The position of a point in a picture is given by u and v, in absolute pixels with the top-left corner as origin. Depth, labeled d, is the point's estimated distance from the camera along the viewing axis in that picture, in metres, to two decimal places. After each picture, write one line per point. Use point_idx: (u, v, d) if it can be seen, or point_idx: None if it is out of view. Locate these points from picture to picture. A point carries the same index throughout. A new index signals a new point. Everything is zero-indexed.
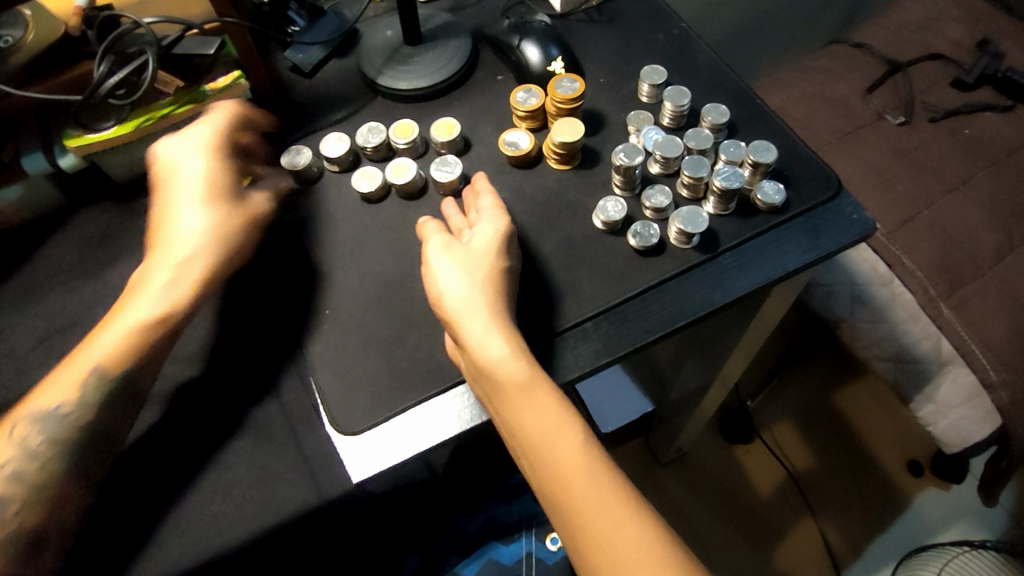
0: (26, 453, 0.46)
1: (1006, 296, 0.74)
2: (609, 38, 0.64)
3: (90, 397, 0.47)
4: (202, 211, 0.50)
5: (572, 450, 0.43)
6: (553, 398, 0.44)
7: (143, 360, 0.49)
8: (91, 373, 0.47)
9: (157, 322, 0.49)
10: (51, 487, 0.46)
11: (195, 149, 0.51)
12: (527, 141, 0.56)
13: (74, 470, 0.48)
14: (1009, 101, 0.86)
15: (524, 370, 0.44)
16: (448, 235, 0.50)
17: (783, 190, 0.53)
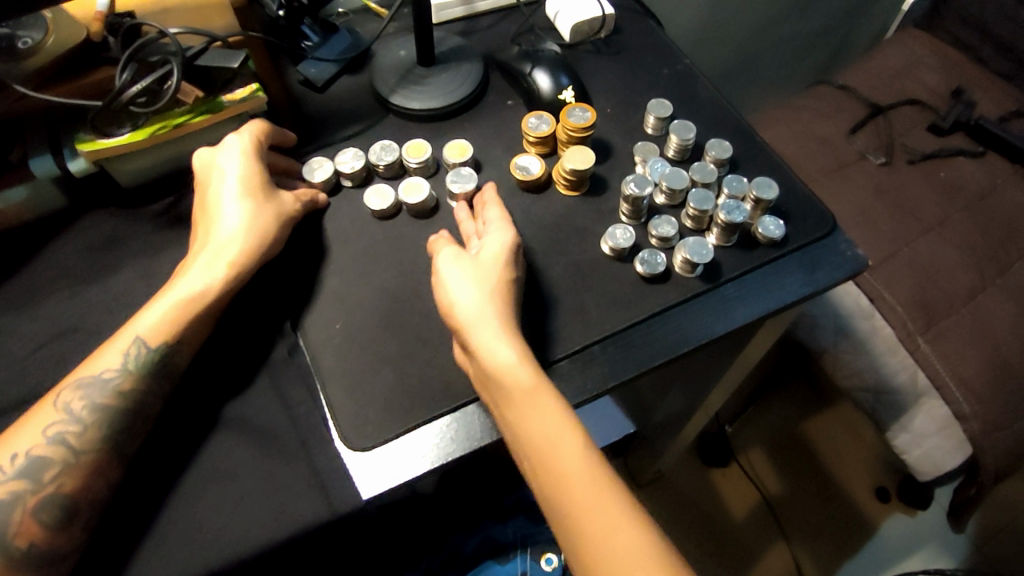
0: (70, 418, 0.48)
1: (978, 332, 0.77)
2: (616, 70, 0.66)
3: (132, 370, 0.49)
4: (241, 204, 0.51)
5: (572, 456, 0.43)
6: (559, 404, 0.45)
7: (185, 339, 0.50)
8: (132, 350, 0.49)
9: (198, 302, 0.50)
10: (89, 453, 0.48)
11: (232, 149, 0.53)
12: (538, 166, 0.58)
13: (114, 442, 0.49)
14: (980, 147, 0.91)
15: (531, 377, 0.45)
16: (457, 247, 0.51)
17: (783, 226, 0.55)
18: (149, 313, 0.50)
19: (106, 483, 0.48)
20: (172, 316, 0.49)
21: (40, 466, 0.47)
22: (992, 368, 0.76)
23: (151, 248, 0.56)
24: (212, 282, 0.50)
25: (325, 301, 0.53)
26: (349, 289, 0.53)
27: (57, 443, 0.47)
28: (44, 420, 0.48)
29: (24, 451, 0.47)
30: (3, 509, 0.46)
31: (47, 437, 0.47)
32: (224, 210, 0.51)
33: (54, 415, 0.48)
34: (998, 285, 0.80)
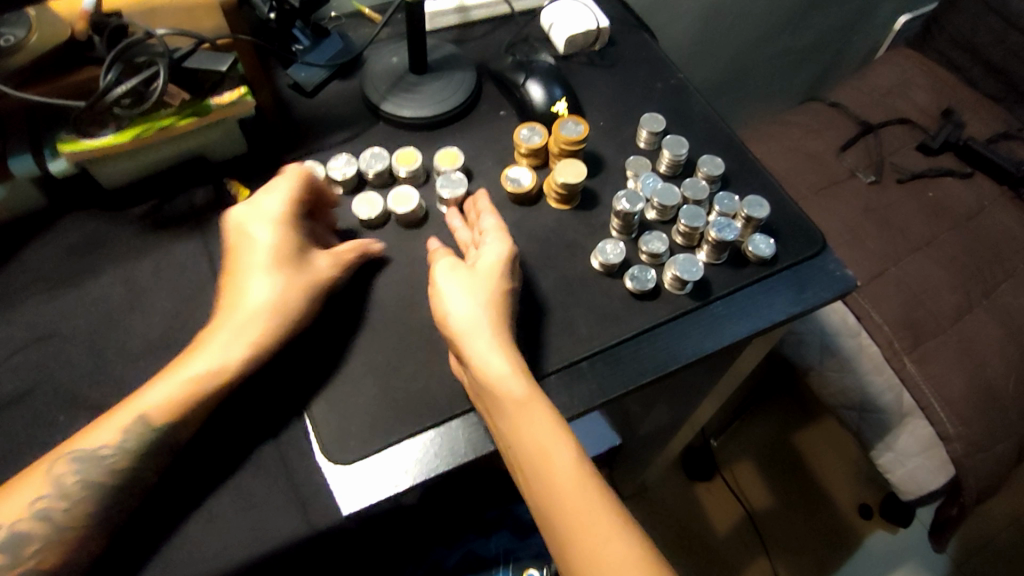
0: (58, 493, 0.45)
1: (964, 353, 0.78)
2: (610, 83, 0.66)
3: (130, 449, 0.46)
4: (268, 277, 0.49)
5: (564, 465, 0.43)
6: (551, 414, 0.45)
7: (190, 420, 0.47)
8: (134, 428, 0.46)
9: (207, 385, 0.47)
10: (74, 530, 0.45)
11: (267, 216, 0.50)
12: (529, 178, 0.57)
13: (100, 519, 0.45)
14: (968, 168, 0.92)
15: (524, 388, 0.45)
16: (455, 258, 0.50)
17: (773, 244, 0.55)
18: (160, 385, 0.47)
19: (87, 562, 0.45)
20: (182, 391, 0.46)
21: (21, 542, 0.44)
22: (976, 389, 0.76)
23: (132, 252, 0.55)
24: (228, 360, 0.47)
25: None
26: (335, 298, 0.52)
27: (42, 519, 0.44)
28: (30, 493, 0.44)
29: (6, 524, 0.44)
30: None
31: (31, 512, 0.44)
32: (249, 281, 0.49)
33: (40, 489, 0.44)
34: (983, 307, 0.81)
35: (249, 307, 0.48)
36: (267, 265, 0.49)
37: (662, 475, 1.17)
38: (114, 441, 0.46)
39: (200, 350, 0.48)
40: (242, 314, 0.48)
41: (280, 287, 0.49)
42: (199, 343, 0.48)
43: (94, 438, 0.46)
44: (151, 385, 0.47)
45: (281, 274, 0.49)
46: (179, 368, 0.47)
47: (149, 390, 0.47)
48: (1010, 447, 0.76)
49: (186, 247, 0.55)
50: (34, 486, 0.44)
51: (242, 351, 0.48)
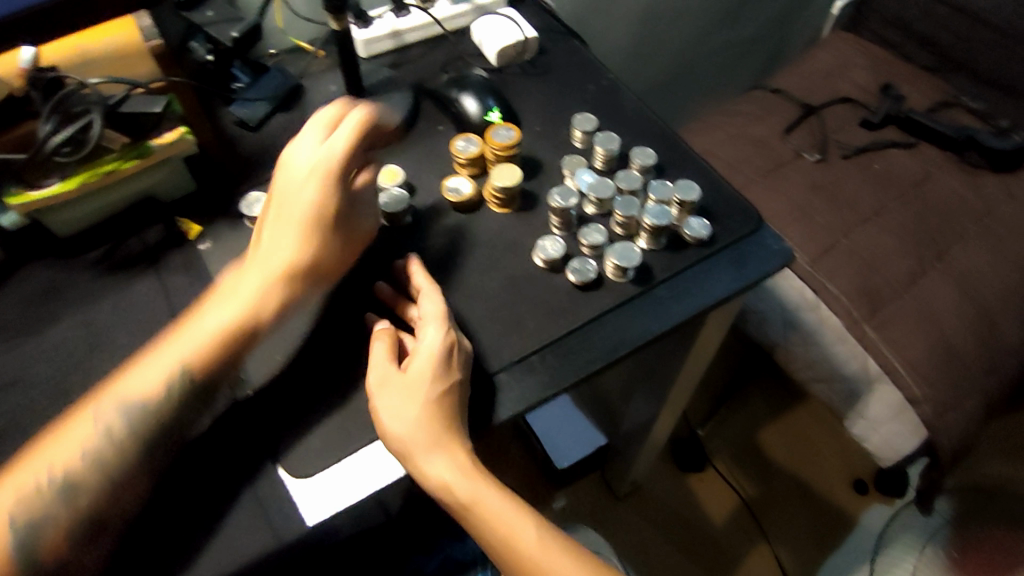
0: (111, 434, 0.45)
1: (922, 317, 0.79)
2: (542, 89, 0.68)
3: (178, 389, 0.47)
4: (302, 231, 0.49)
5: (531, 541, 0.47)
6: (506, 502, 0.48)
7: (228, 361, 0.48)
8: (183, 369, 0.47)
9: (234, 331, 0.48)
10: (127, 468, 0.45)
11: (308, 186, 0.49)
12: (468, 187, 0.59)
13: (149, 458, 0.46)
14: (912, 138, 0.94)
15: (474, 487, 0.47)
16: (390, 359, 0.49)
17: (708, 225, 0.57)
18: (201, 325, 0.48)
19: (136, 502, 0.46)
20: (220, 328, 0.48)
21: (78, 487, 0.44)
22: (937, 350, 0.77)
23: (89, 295, 0.57)
24: (257, 308, 0.49)
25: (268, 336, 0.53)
26: None
27: (93, 464, 0.45)
28: (85, 439, 0.45)
29: (61, 475, 0.44)
30: (30, 520, 0.43)
31: (84, 457, 0.45)
32: (284, 241, 0.49)
33: (92, 436, 0.45)
34: (937, 269, 0.82)
35: (278, 266, 0.49)
36: (299, 229, 0.49)
37: (654, 471, 1.17)
38: (163, 384, 0.47)
39: (233, 298, 0.49)
40: (272, 267, 0.49)
41: (312, 243, 0.50)
42: (229, 287, 0.50)
43: (146, 372, 0.47)
44: (194, 326, 0.49)
45: (309, 239, 0.50)
46: (215, 309, 0.49)
47: (189, 331, 0.49)
48: (978, 402, 0.78)
49: (142, 285, 0.57)
50: (88, 432, 0.45)
51: (271, 302, 0.49)
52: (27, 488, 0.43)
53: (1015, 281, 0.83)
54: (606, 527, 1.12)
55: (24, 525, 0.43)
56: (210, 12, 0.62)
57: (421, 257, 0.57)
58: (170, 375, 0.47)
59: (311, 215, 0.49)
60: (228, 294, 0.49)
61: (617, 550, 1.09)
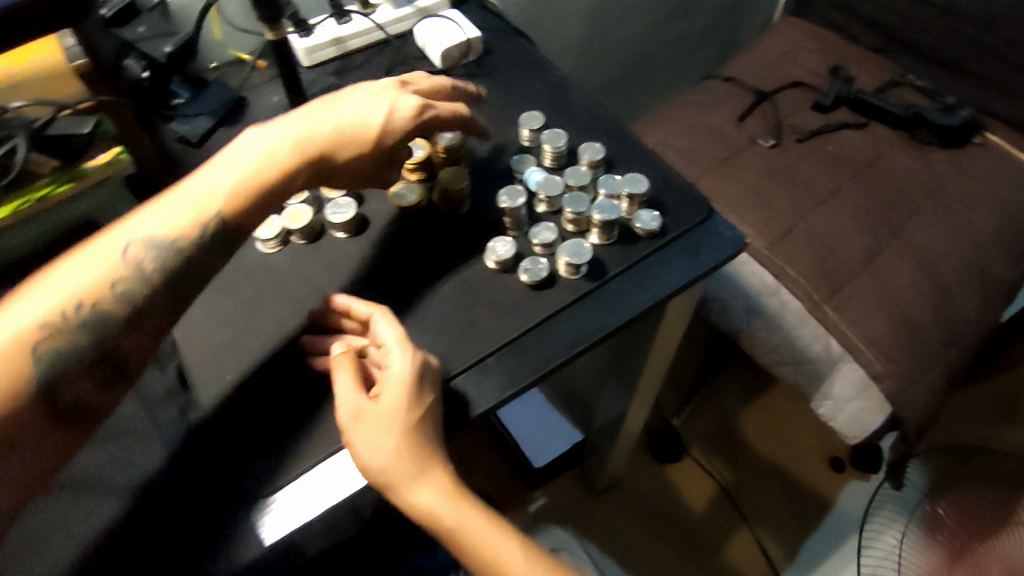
0: (139, 269, 0.48)
1: (881, 295, 0.80)
2: (489, 89, 0.68)
3: (200, 234, 0.50)
4: (339, 138, 0.54)
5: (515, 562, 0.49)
6: (485, 517, 0.49)
7: (241, 218, 0.52)
8: (213, 221, 0.51)
9: (252, 194, 0.51)
10: (148, 304, 0.49)
11: (390, 111, 0.55)
12: (416, 191, 0.59)
13: (166, 299, 0.50)
14: (863, 119, 0.95)
15: (457, 512, 0.48)
16: (357, 385, 0.48)
17: (659, 217, 0.57)
18: (232, 177, 0.51)
19: (148, 342, 0.49)
20: (250, 187, 0.51)
21: (105, 324, 0.47)
22: (897, 326, 0.78)
23: None
24: (278, 182, 0.52)
25: (217, 355, 0.52)
26: (235, 337, 0.53)
27: (117, 297, 0.48)
28: (113, 269, 0.48)
29: (90, 305, 0.47)
30: (58, 352, 0.45)
31: (110, 289, 0.47)
32: (339, 139, 0.54)
33: (122, 267, 0.48)
34: (893, 246, 0.83)
35: (320, 157, 0.53)
36: (358, 135, 0.54)
37: (632, 463, 1.17)
38: (192, 232, 0.50)
39: (267, 162, 0.52)
40: (313, 150, 0.53)
41: (343, 150, 0.54)
42: (266, 143, 0.52)
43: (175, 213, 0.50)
44: (227, 173, 0.51)
45: (361, 148, 0.54)
46: (247, 162, 0.52)
47: (219, 177, 0.52)
48: (939, 375, 0.79)
49: None
50: (114, 261, 0.48)
51: (302, 177, 0.53)
52: (58, 313, 0.45)
53: (969, 253, 0.84)
54: (588, 523, 1.11)
55: (53, 351, 0.45)
56: (141, 28, 0.64)
57: (372, 265, 0.56)
58: (200, 225, 0.50)
59: (351, 132, 0.54)
60: (262, 148, 0.52)
61: (600, 545, 1.09)
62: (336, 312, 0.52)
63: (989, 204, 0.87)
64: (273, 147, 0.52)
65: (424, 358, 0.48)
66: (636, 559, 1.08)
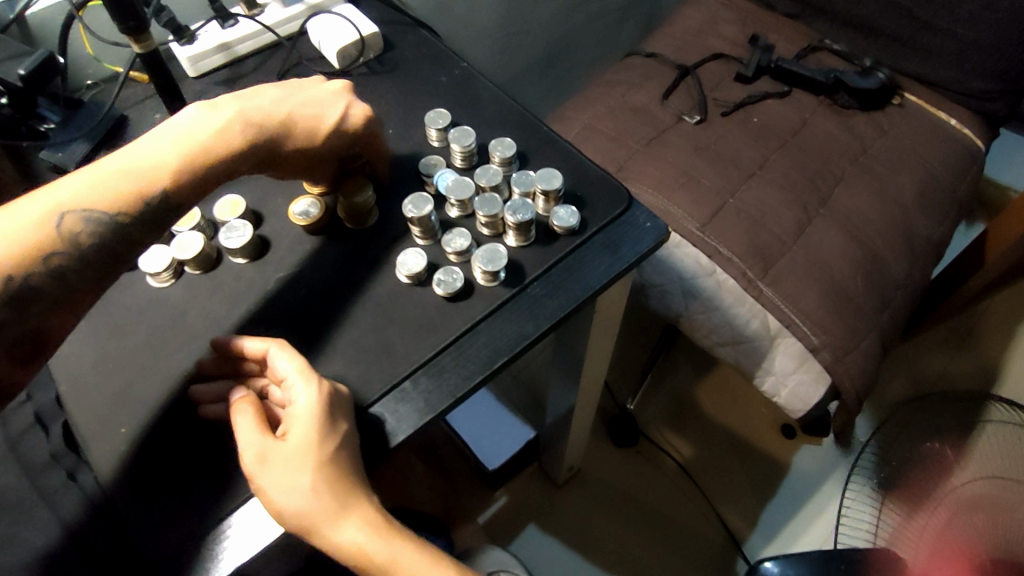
0: (67, 245, 0.43)
1: (813, 266, 0.80)
2: (392, 88, 0.63)
3: (135, 214, 0.45)
4: (288, 123, 0.50)
5: None
6: (422, 554, 0.43)
7: (181, 197, 0.46)
8: (151, 194, 0.45)
9: (193, 172, 0.46)
10: (77, 281, 0.44)
11: (343, 109, 0.52)
12: (318, 206, 0.55)
13: (95, 276, 0.45)
14: (785, 87, 0.94)
15: (388, 548, 0.42)
16: (262, 424, 0.43)
17: (577, 212, 0.54)
18: (172, 146, 0.46)
19: (73, 319, 0.46)
20: (194, 160, 0.46)
21: (28, 298, 0.42)
22: (830, 296, 0.78)
23: None
24: (222, 161, 0.47)
25: (106, 407, 0.48)
26: (125, 383, 0.49)
27: (46, 267, 0.43)
28: (40, 234, 0.43)
29: (16, 273, 0.42)
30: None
31: (39, 258, 0.42)
32: (291, 127, 0.50)
33: (48, 236, 0.43)
34: (822, 215, 0.83)
35: (271, 141, 0.49)
36: (310, 128, 0.50)
37: (589, 452, 1.15)
38: (128, 203, 0.45)
39: (211, 134, 0.46)
40: (264, 131, 0.49)
41: (292, 136, 0.50)
42: (210, 117, 0.47)
43: (108, 179, 0.45)
44: (167, 141, 0.46)
45: (311, 141, 0.51)
46: (190, 131, 0.47)
47: (157, 145, 0.46)
48: (874, 341, 0.79)
49: None
50: (42, 226, 0.43)
51: (248, 159, 0.48)
52: None
53: (894, 216, 0.84)
54: (549, 518, 1.09)
55: None
56: None
57: (275, 291, 0.52)
58: (137, 195, 0.45)
59: (301, 119, 0.50)
60: (205, 120, 0.47)
61: (562, 537, 1.08)
62: (226, 356, 0.48)
63: (910, 166, 0.88)
64: (220, 120, 0.47)
65: (331, 384, 0.45)
66: (600, 548, 1.07)
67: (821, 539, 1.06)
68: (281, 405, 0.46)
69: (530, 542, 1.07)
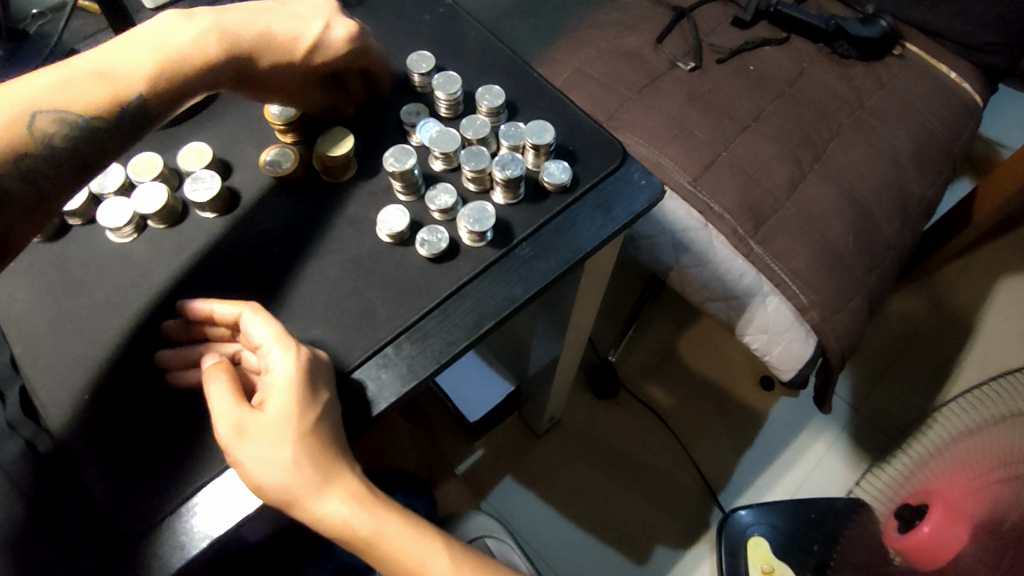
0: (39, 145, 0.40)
1: (804, 224, 0.78)
2: (371, 25, 0.58)
3: (109, 119, 0.42)
4: (272, 33, 0.46)
5: (445, 568, 0.43)
6: (408, 527, 0.43)
7: (158, 103, 0.43)
8: (126, 100, 0.42)
9: (170, 78, 0.43)
10: (50, 183, 0.42)
11: (329, 25, 0.48)
12: (291, 156, 0.51)
13: (70, 179, 0.42)
14: (783, 34, 0.90)
15: (373, 522, 0.41)
16: (237, 390, 0.41)
17: (569, 168, 0.51)
18: (147, 51, 0.43)
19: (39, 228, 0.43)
20: (171, 66, 0.43)
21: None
22: (820, 254, 0.77)
23: None
24: (202, 67, 0.44)
25: (67, 372, 0.45)
26: (90, 348, 0.46)
27: (16, 167, 0.40)
28: (8, 133, 0.40)
29: None
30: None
31: (9, 157, 0.40)
32: (272, 40, 0.46)
33: (17, 135, 0.40)
34: (816, 171, 0.81)
35: (255, 52, 0.45)
36: (295, 42, 0.47)
37: (571, 402, 1.15)
38: (100, 109, 0.42)
39: (187, 41, 0.43)
40: (247, 41, 0.45)
41: (277, 48, 0.46)
42: (186, 24, 0.44)
43: (80, 81, 0.42)
44: (144, 45, 0.43)
45: (296, 59, 0.47)
46: (168, 35, 0.43)
47: (132, 49, 0.43)
48: (860, 301, 0.79)
49: None
50: (9, 124, 0.40)
51: (228, 72, 0.45)
52: None
53: (889, 173, 0.82)
54: (530, 468, 1.10)
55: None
56: None
57: (248, 250, 0.49)
58: (109, 102, 0.42)
59: (285, 32, 0.47)
60: (182, 27, 0.44)
61: (543, 488, 1.09)
62: (197, 319, 0.45)
63: (908, 120, 0.85)
64: (199, 26, 0.44)
65: (310, 350, 0.43)
66: (580, 497, 1.08)
67: (795, 488, 1.08)
68: (256, 371, 0.44)
69: (510, 492, 1.08)
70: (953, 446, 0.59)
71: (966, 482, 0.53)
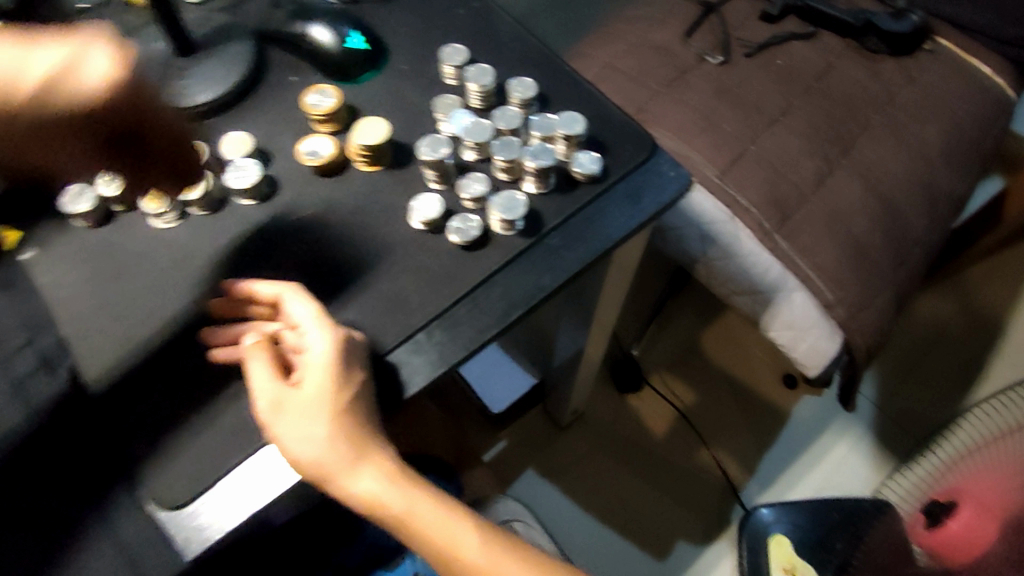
0: None
1: (831, 219, 0.78)
2: (405, 18, 0.60)
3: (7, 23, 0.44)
4: None
5: (474, 547, 0.44)
6: (439, 506, 0.44)
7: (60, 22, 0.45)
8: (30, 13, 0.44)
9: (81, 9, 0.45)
10: None
11: None
12: (327, 147, 0.52)
13: None
14: (811, 28, 0.90)
15: (405, 500, 0.43)
16: (276, 367, 0.42)
17: (599, 159, 0.51)
18: None
19: None
20: None
21: None
22: (846, 250, 0.77)
23: None
24: None
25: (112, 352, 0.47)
26: (136, 329, 0.48)
27: None
28: None
29: None
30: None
31: None
32: None
33: None
34: (844, 166, 0.81)
35: None
36: None
37: (593, 396, 1.16)
38: None
39: None
40: None
41: None
42: None
43: None
44: None
45: None
46: None
47: None
48: (886, 298, 0.79)
49: None
50: None
51: None
52: None
53: (918, 169, 0.82)
54: (551, 461, 1.11)
55: None
56: None
57: (287, 236, 0.51)
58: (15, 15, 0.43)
59: None
60: None
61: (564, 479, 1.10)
62: (240, 300, 0.47)
63: (938, 116, 0.85)
64: None
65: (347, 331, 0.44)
66: (601, 491, 1.09)
67: (817, 486, 1.08)
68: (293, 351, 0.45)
69: (532, 484, 1.09)
70: (984, 444, 0.58)
71: (995, 481, 0.53)
